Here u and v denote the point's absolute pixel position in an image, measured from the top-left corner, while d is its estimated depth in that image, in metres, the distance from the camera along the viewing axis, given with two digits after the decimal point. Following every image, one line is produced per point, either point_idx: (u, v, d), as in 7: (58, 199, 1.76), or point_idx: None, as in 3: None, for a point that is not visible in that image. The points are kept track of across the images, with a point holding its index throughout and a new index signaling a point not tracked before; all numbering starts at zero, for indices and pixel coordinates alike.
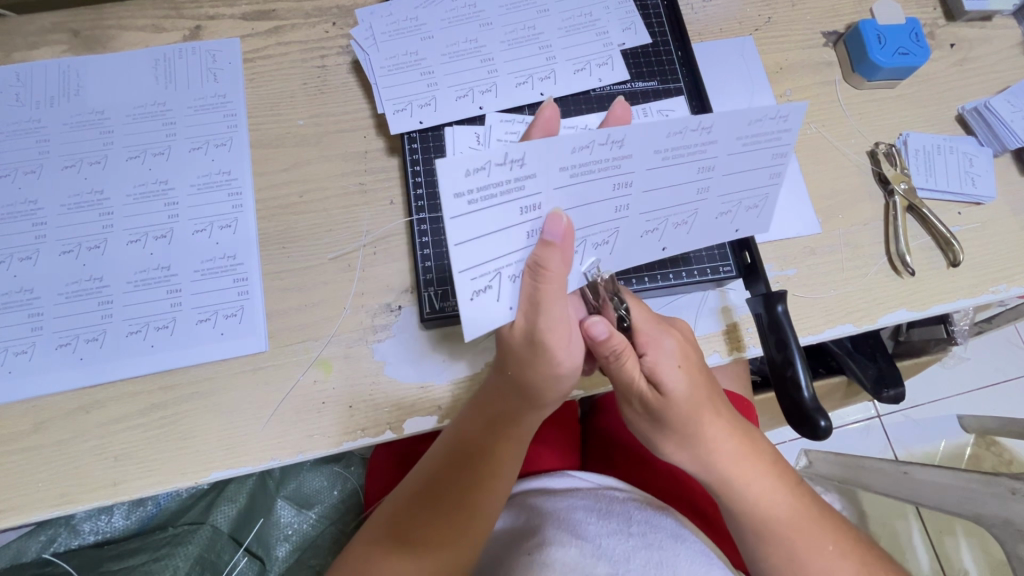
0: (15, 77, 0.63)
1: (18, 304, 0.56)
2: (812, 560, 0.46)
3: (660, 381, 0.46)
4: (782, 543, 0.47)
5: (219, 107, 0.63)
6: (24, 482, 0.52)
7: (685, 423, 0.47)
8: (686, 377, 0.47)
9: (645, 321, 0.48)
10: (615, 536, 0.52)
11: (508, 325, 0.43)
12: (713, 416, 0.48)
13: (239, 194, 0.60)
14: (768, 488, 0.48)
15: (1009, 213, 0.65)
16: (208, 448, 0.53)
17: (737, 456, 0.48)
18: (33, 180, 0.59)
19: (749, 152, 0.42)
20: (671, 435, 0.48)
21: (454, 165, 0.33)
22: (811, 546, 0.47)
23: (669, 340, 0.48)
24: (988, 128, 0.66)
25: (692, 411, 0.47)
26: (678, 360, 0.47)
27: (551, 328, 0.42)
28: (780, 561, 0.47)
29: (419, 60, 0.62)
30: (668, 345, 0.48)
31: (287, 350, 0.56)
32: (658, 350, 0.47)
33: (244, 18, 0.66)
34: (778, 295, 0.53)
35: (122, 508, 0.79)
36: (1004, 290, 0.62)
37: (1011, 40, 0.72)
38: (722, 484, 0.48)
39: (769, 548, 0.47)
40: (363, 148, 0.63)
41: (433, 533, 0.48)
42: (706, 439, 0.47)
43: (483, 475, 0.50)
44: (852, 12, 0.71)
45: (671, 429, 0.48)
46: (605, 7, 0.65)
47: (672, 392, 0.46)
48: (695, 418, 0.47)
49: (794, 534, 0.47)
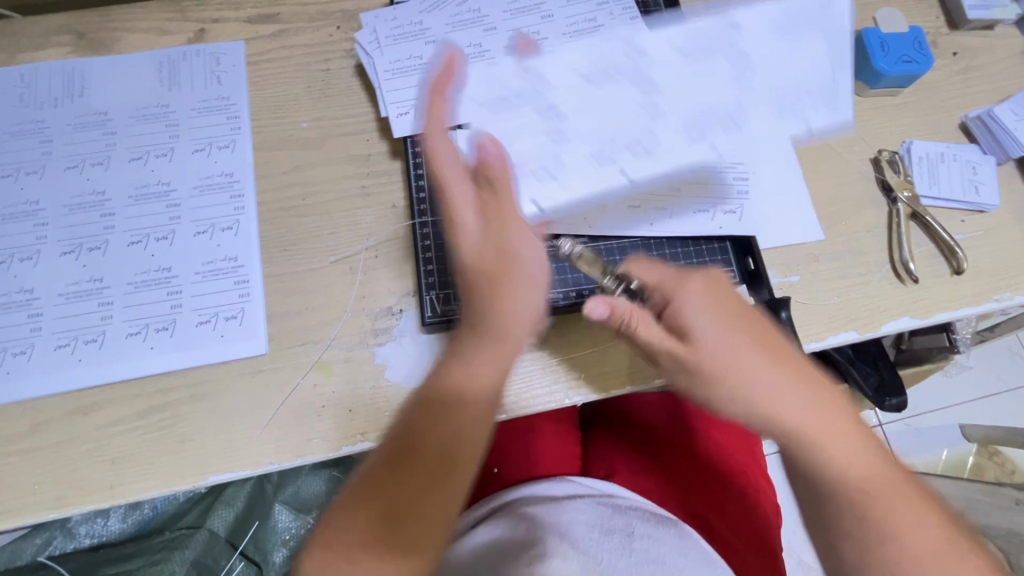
0: (20, 79, 0.63)
1: (18, 305, 0.56)
2: (892, 527, 0.41)
3: (692, 329, 0.45)
4: (855, 507, 0.42)
5: (222, 109, 0.63)
6: (19, 485, 0.51)
7: (727, 374, 0.45)
8: (721, 321, 0.46)
9: (665, 277, 0.47)
10: (619, 553, 0.53)
11: (470, 242, 0.47)
12: (764, 362, 0.45)
13: (241, 196, 0.60)
14: (839, 441, 0.43)
15: (1013, 222, 0.65)
16: (206, 452, 0.53)
17: (805, 404, 0.44)
18: (36, 181, 0.59)
19: None
20: (712, 383, 0.45)
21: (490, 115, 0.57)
22: (890, 510, 0.42)
23: (694, 284, 0.47)
24: (991, 136, 0.66)
25: (734, 357, 0.45)
26: (706, 303, 0.46)
27: (510, 229, 0.47)
28: (856, 527, 0.42)
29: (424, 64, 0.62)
30: (694, 289, 0.46)
31: (287, 354, 0.56)
32: (684, 295, 0.46)
33: (248, 21, 0.66)
34: (781, 301, 0.57)
35: (118, 512, 0.79)
36: (1007, 298, 0.62)
37: (1013, 49, 0.72)
38: (779, 432, 0.44)
39: (840, 513, 0.43)
40: (365, 151, 0.63)
41: (404, 518, 0.40)
42: (748, 382, 0.44)
43: (442, 464, 0.42)
44: (855, 20, 0.71)
45: (709, 381, 0.45)
46: (609, 12, 0.65)
47: (699, 343, 0.45)
48: (739, 364, 0.45)
49: (866, 494, 0.42)
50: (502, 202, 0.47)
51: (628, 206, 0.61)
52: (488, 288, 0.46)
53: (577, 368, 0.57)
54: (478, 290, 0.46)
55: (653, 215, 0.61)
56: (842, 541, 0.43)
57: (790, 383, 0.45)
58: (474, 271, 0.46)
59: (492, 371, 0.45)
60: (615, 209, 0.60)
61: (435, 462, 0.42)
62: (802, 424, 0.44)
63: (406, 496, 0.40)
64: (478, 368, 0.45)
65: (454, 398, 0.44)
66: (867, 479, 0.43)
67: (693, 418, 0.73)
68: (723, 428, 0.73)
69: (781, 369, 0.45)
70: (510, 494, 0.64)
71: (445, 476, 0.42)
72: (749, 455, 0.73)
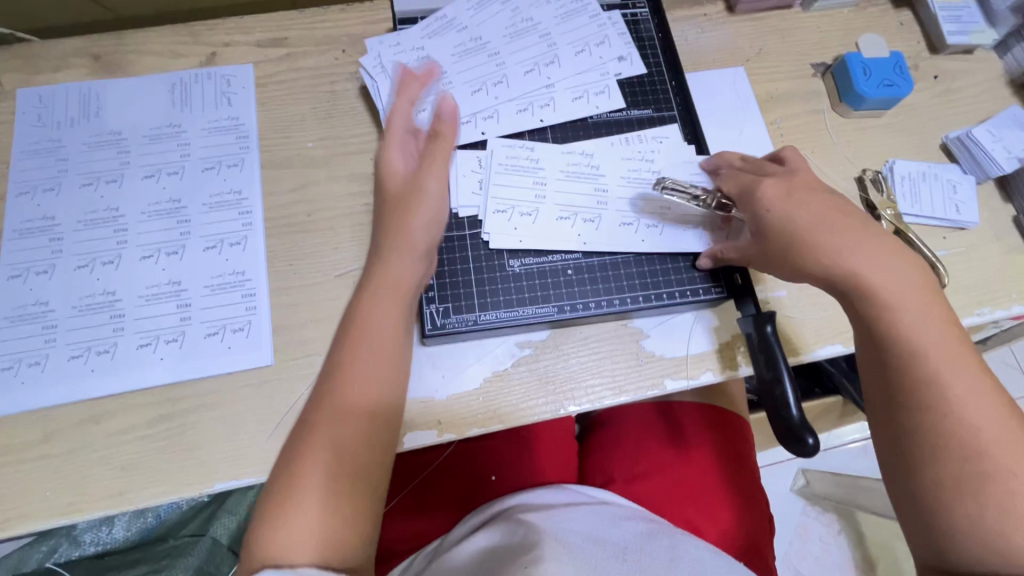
0: (38, 100, 0.66)
1: (34, 316, 0.58)
2: (960, 377, 0.43)
3: (765, 212, 0.52)
4: (933, 364, 0.44)
5: (232, 129, 0.66)
6: (32, 490, 0.53)
7: (794, 246, 0.50)
8: (800, 204, 0.51)
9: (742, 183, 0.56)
10: (613, 562, 0.52)
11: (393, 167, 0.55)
12: (832, 233, 0.49)
13: (249, 213, 0.63)
14: (917, 306, 0.46)
15: (993, 238, 0.67)
16: (213, 460, 0.55)
17: (875, 264, 0.48)
18: (52, 198, 0.62)
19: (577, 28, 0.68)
20: (795, 251, 0.50)
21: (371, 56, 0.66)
22: (958, 365, 0.44)
23: (765, 183, 0.54)
24: (970, 156, 0.69)
25: (801, 228, 0.50)
26: (776, 193, 0.52)
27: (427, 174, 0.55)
28: (932, 379, 0.44)
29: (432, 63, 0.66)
30: (764, 185, 0.54)
31: (292, 365, 0.58)
32: (756, 188, 0.54)
33: (258, 45, 0.69)
34: (768, 315, 0.55)
35: (122, 519, 0.80)
36: (989, 312, 0.64)
37: (992, 72, 0.75)
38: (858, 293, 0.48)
39: (916, 371, 0.44)
40: (369, 169, 0.65)
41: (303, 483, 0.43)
42: (826, 247, 0.49)
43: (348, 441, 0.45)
44: (839, 44, 0.74)
45: (781, 256, 0.52)
46: (600, 26, 0.68)
47: (788, 218, 0.51)
48: (812, 232, 0.50)
49: (942, 350, 0.44)
50: (440, 147, 0.56)
51: (621, 222, 0.62)
52: (400, 221, 0.53)
53: (573, 379, 0.59)
54: (392, 219, 0.54)
55: (645, 231, 0.62)
56: (919, 395, 0.44)
57: (871, 251, 0.48)
58: (392, 200, 0.55)
59: (385, 387, 0.48)
60: (609, 224, 0.62)
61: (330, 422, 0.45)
62: (869, 283, 0.47)
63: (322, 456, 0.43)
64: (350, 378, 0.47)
65: (331, 411, 0.46)
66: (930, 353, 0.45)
67: (689, 430, 0.75)
68: (719, 441, 0.74)
69: (851, 241, 0.49)
70: (508, 502, 0.66)
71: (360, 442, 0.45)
72: (745, 467, 0.74)
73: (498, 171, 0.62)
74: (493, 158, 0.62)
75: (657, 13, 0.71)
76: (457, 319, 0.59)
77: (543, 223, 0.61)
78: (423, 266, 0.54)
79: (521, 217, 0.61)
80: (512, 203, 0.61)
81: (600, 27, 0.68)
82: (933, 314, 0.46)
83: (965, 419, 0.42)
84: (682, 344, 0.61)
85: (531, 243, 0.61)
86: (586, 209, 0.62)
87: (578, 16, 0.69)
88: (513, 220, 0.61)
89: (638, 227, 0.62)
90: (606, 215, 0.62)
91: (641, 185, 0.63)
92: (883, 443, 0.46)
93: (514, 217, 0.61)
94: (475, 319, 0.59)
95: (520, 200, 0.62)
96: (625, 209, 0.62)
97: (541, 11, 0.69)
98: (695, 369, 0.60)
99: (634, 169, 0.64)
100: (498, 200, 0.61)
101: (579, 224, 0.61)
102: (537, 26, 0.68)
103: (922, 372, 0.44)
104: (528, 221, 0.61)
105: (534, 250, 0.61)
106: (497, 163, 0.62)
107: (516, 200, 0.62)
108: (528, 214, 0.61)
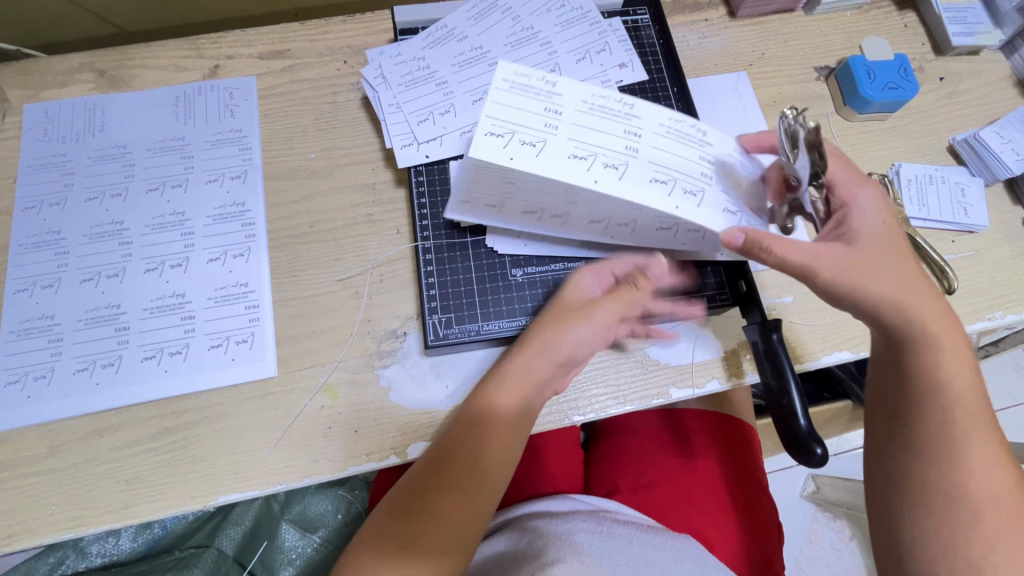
0: (44, 115, 0.66)
1: (40, 330, 0.58)
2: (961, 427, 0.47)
3: (862, 227, 0.49)
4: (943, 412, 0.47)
5: (234, 141, 0.66)
6: (35, 505, 0.53)
7: (869, 274, 0.47)
8: (884, 227, 0.49)
9: (840, 184, 0.51)
10: (618, 558, 0.54)
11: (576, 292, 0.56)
12: (908, 273, 0.48)
13: (252, 224, 0.63)
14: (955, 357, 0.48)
15: (1001, 241, 0.66)
16: (216, 472, 0.55)
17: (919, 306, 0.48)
18: (57, 213, 0.62)
19: (578, 36, 0.68)
20: (864, 275, 0.47)
21: (370, 71, 0.67)
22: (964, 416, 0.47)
23: (868, 195, 0.50)
24: (978, 158, 0.68)
25: (877, 260, 0.48)
26: (878, 213, 0.50)
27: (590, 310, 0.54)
28: (937, 428, 0.47)
29: (433, 73, 0.66)
30: (867, 197, 0.50)
31: (296, 376, 0.58)
32: (861, 197, 0.50)
33: (260, 57, 0.70)
34: (773, 323, 0.54)
35: (129, 531, 0.81)
36: (1000, 317, 0.63)
37: (999, 73, 0.74)
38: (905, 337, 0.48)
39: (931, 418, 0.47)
40: (371, 179, 0.65)
41: (436, 526, 0.49)
42: (883, 283, 0.47)
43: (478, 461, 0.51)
44: (842, 48, 0.74)
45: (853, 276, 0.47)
46: (600, 31, 0.68)
47: (869, 238, 0.49)
48: (890, 268, 0.48)
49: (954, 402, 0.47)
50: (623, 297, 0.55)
51: (652, 176, 0.49)
52: (555, 328, 0.54)
53: (578, 387, 0.59)
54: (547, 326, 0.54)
55: (680, 195, 0.49)
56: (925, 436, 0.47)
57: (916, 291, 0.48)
58: (559, 311, 0.55)
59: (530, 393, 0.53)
60: (634, 177, 0.48)
61: (469, 472, 0.51)
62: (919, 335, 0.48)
63: (452, 503, 0.50)
64: (516, 378, 0.53)
65: (489, 411, 0.52)
66: (957, 413, 0.47)
67: (694, 438, 0.74)
68: (723, 450, 0.73)
69: (908, 292, 0.48)
70: (516, 513, 0.66)
71: (497, 456, 0.52)
72: (753, 474, 0.73)
73: (498, 93, 0.48)
74: (496, 73, 0.48)
75: (658, 20, 0.72)
76: (460, 329, 0.59)
77: (549, 161, 0.47)
78: (561, 370, 0.54)
79: (521, 146, 0.47)
80: (513, 127, 0.48)
81: (601, 34, 0.68)
82: (955, 363, 0.48)
83: (979, 485, 0.45)
84: (686, 352, 0.60)
85: (534, 250, 0.61)
86: (610, 153, 0.48)
87: (579, 24, 0.68)
88: (510, 147, 0.47)
89: (673, 187, 0.49)
90: (632, 168, 0.48)
91: (682, 139, 0.49)
92: (881, 466, 0.49)
93: (511, 146, 0.47)
94: (477, 330, 0.59)
95: (523, 126, 0.48)
96: (659, 162, 0.49)
97: (541, 19, 0.68)
98: (701, 378, 0.60)
99: (677, 118, 0.50)
100: (495, 123, 0.48)
101: (595, 168, 0.48)
102: (537, 36, 0.68)
103: (942, 428, 0.47)
104: (529, 153, 0.47)
105: (535, 259, 0.61)
106: (501, 80, 0.49)
107: (520, 123, 0.48)
108: (530, 143, 0.48)
